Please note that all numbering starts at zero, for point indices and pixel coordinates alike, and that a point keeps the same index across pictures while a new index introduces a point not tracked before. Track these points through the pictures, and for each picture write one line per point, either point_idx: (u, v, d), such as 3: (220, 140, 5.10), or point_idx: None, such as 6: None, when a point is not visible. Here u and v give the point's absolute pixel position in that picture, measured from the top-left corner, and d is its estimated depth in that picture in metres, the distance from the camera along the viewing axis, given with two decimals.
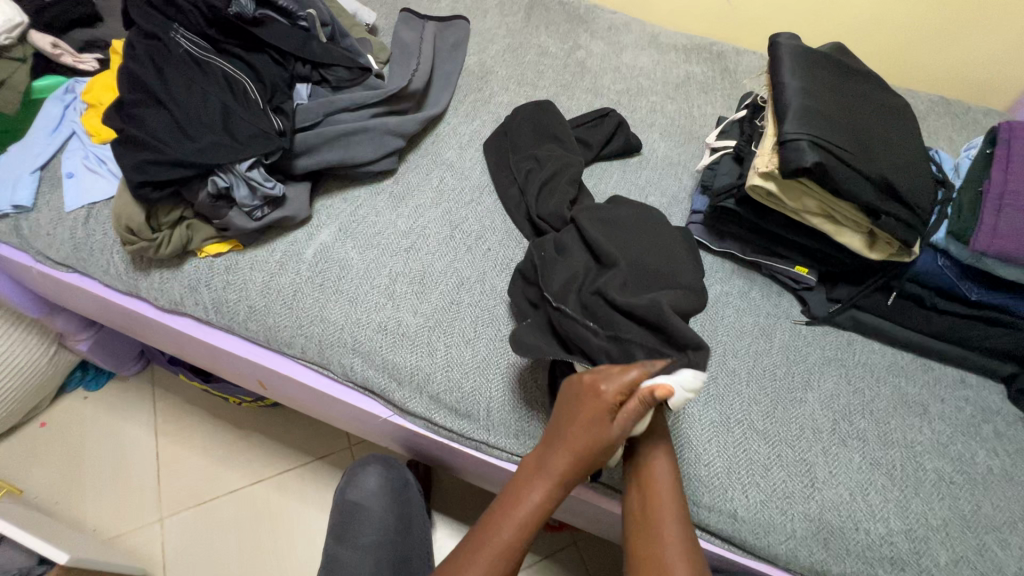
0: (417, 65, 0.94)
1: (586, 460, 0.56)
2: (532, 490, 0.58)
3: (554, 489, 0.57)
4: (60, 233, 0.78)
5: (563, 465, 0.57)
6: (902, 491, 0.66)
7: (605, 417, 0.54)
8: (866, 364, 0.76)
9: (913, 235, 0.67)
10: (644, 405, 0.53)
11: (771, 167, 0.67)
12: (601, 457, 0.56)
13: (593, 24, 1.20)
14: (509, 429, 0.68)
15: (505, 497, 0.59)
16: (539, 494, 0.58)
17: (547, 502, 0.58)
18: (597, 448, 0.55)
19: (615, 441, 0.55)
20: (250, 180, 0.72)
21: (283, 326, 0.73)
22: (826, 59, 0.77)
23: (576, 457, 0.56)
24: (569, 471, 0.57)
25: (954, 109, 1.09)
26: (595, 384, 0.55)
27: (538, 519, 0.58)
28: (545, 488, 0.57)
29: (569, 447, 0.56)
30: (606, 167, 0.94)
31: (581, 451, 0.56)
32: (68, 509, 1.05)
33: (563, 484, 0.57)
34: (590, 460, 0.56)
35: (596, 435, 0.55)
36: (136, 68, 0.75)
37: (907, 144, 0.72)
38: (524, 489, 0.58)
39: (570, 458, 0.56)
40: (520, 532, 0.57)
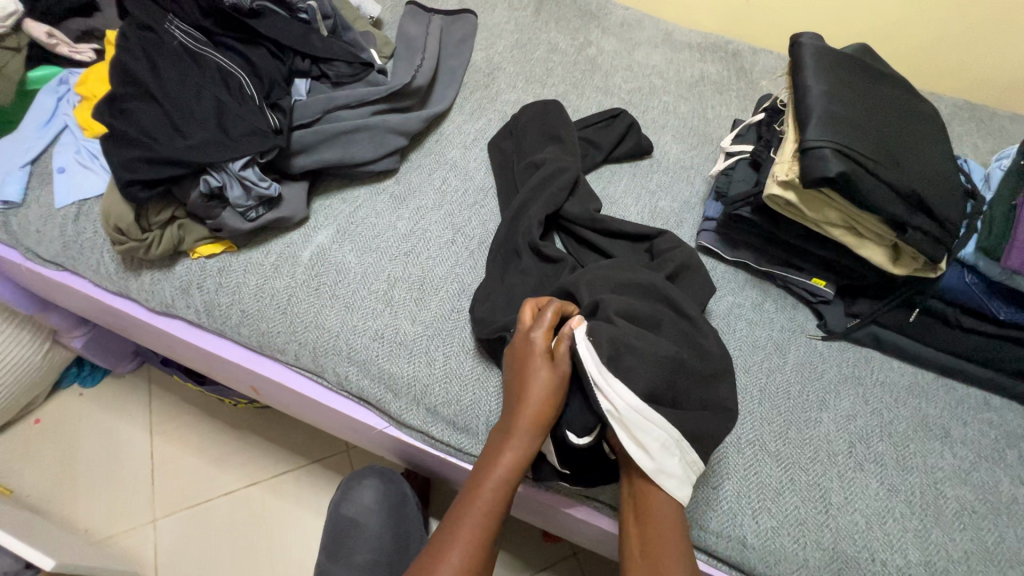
0: (422, 60, 0.91)
1: (542, 407, 0.56)
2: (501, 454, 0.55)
3: (520, 445, 0.55)
4: (50, 230, 0.75)
5: (525, 418, 0.56)
6: (921, 520, 0.62)
7: (545, 358, 0.57)
8: (884, 383, 0.72)
9: (940, 251, 0.63)
10: (571, 342, 0.58)
11: (791, 176, 0.63)
12: (557, 401, 0.57)
13: (606, 20, 1.16)
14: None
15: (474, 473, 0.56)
16: (509, 454, 0.55)
17: (517, 462, 0.55)
18: (551, 392, 0.56)
19: (559, 384, 0.57)
20: (244, 179, 0.69)
21: (277, 331, 0.71)
22: (850, 61, 0.73)
23: (533, 405, 0.56)
24: (532, 422, 0.55)
25: (979, 114, 1.05)
26: (528, 334, 0.59)
27: (512, 481, 0.55)
28: (512, 447, 0.55)
29: (525, 400, 0.56)
30: (615, 170, 0.91)
31: (536, 397, 0.56)
32: (59, 509, 1.03)
33: (530, 438, 0.55)
34: (547, 403, 0.56)
35: (536, 381, 0.56)
36: (129, 60, 0.72)
37: (936, 153, 0.68)
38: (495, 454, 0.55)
39: (526, 408, 0.56)
40: (494, 501, 0.54)
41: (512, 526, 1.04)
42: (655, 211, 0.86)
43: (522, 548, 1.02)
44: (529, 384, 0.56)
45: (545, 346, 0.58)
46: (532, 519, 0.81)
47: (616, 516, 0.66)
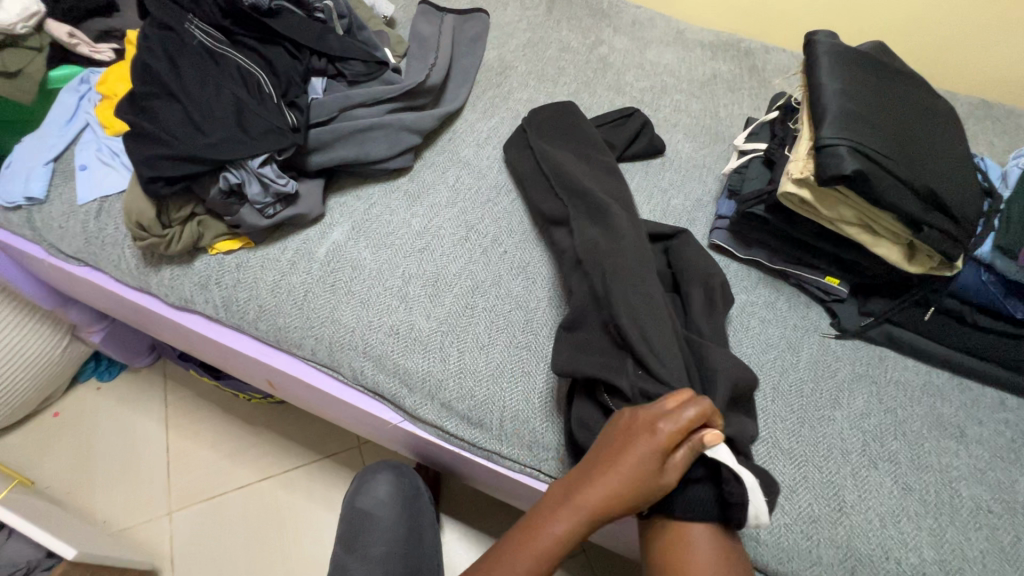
0: (436, 59, 0.92)
1: (624, 498, 0.51)
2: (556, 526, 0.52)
3: (585, 528, 0.52)
4: (72, 226, 0.77)
5: (601, 503, 0.51)
6: (936, 519, 0.62)
7: (658, 456, 0.51)
8: (899, 382, 0.72)
9: (957, 249, 0.63)
10: (690, 453, 0.52)
11: (806, 173, 0.64)
12: (642, 500, 0.51)
13: (617, 19, 1.16)
14: (520, 440, 0.66)
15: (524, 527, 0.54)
16: (568, 527, 0.52)
17: (571, 541, 0.52)
18: (639, 487, 0.51)
19: (654, 487, 0.51)
20: (262, 176, 0.70)
21: (294, 327, 0.72)
22: (866, 59, 0.72)
23: (617, 498, 0.51)
24: (607, 513, 0.51)
25: (995, 112, 1.04)
26: (654, 419, 0.52)
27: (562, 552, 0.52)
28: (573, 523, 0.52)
29: (610, 488, 0.51)
30: (628, 169, 0.91)
31: (625, 491, 0.51)
32: (78, 500, 1.05)
33: (594, 523, 0.52)
34: (630, 500, 0.51)
35: (636, 481, 0.51)
36: (150, 59, 0.73)
37: (952, 151, 0.68)
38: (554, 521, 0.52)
39: (608, 499, 0.51)
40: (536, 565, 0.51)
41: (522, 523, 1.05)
42: (668, 209, 0.86)
43: None
44: (619, 474, 0.51)
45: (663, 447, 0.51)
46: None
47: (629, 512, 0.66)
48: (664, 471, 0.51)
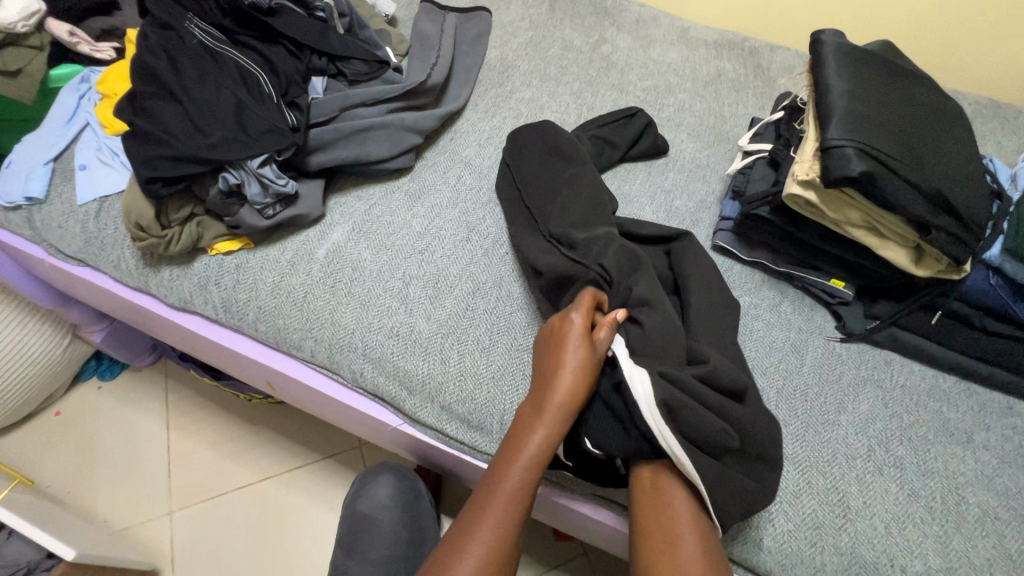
0: (437, 58, 0.91)
1: (574, 392, 0.56)
2: (527, 440, 0.55)
3: (552, 429, 0.55)
4: (72, 226, 0.77)
5: (558, 401, 0.56)
6: (942, 526, 0.61)
7: (586, 334, 0.58)
8: (905, 386, 0.71)
9: (965, 252, 0.62)
10: (610, 328, 0.59)
11: (812, 175, 0.63)
12: (589, 379, 0.57)
13: (620, 18, 1.15)
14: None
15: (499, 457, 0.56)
16: (539, 436, 0.55)
17: (546, 446, 0.55)
18: (581, 374, 0.57)
19: (591, 365, 0.57)
20: (262, 177, 0.70)
21: (294, 328, 0.71)
22: (873, 58, 0.71)
23: (566, 385, 0.56)
24: (564, 401, 0.56)
25: (1004, 112, 1.02)
26: (566, 315, 0.60)
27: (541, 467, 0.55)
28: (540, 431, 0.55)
29: (556, 382, 0.56)
30: (631, 169, 0.90)
31: (569, 377, 0.56)
32: (79, 499, 1.05)
33: (558, 422, 0.56)
34: (581, 381, 0.56)
35: (571, 365, 0.57)
36: (149, 58, 0.73)
37: (961, 152, 0.67)
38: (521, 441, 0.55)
39: (558, 388, 0.56)
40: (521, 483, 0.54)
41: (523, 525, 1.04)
42: (671, 210, 0.85)
43: (533, 547, 1.02)
44: (562, 368, 0.57)
45: (577, 324, 0.59)
46: (544, 518, 0.81)
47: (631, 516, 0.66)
48: (591, 342, 0.58)
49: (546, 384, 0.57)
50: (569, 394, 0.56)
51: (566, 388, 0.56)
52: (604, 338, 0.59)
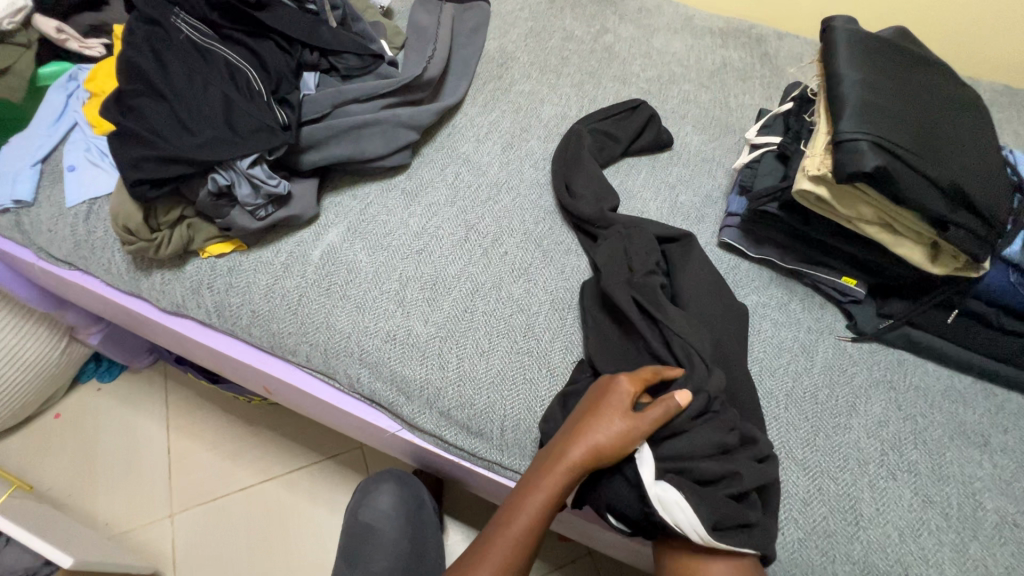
0: (434, 50, 0.88)
1: (604, 457, 0.53)
2: (526, 501, 0.53)
3: (553, 498, 0.53)
4: (61, 230, 0.75)
5: (567, 478, 0.53)
6: (958, 534, 0.59)
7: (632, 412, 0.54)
8: (919, 387, 0.69)
9: (984, 249, 0.59)
10: (664, 407, 0.54)
11: (823, 170, 0.60)
12: (617, 454, 0.53)
13: (623, 6, 1.12)
14: (520, 451, 0.63)
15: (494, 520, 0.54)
16: (551, 487, 0.53)
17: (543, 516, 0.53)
18: (619, 444, 0.53)
19: (631, 438, 0.53)
20: (253, 178, 0.68)
21: (288, 332, 0.70)
22: (888, 46, 0.68)
23: (587, 456, 0.53)
24: (577, 468, 0.53)
25: (1022, 100, 0.99)
26: (615, 377, 0.57)
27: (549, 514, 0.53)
28: (535, 507, 0.53)
29: (580, 444, 0.53)
30: (634, 164, 0.88)
31: (591, 452, 0.52)
32: (79, 503, 1.04)
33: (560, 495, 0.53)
34: (605, 454, 0.53)
35: (608, 436, 0.53)
36: (135, 55, 0.71)
37: (981, 145, 0.64)
38: (532, 484, 0.54)
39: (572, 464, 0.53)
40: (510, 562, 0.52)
41: None
42: (676, 206, 0.83)
43: (538, 547, 1.01)
44: (594, 432, 0.53)
45: (621, 397, 0.55)
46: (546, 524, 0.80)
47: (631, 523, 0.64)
48: (634, 419, 0.53)
49: (574, 439, 0.53)
50: (593, 459, 0.53)
51: (592, 452, 0.52)
52: (657, 411, 0.54)
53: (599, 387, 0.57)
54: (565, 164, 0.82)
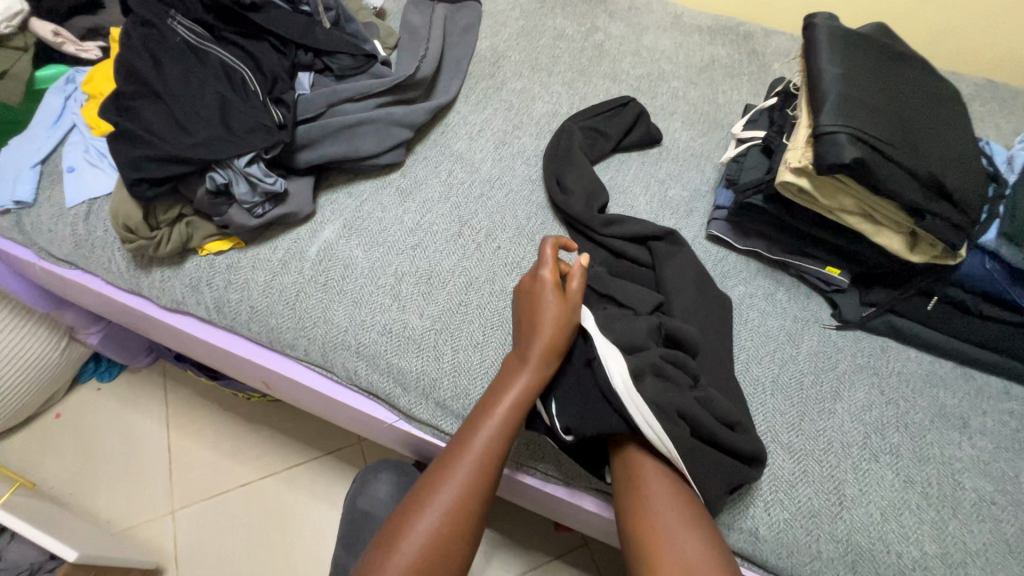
0: (426, 50, 0.90)
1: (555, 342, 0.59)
2: (498, 400, 0.58)
3: (521, 391, 0.58)
4: (61, 230, 0.76)
5: (521, 387, 0.58)
6: (937, 513, 0.61)
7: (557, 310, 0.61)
8: (901, 373, 0.71)
9: (960, 237, 0.61)
10: (580, 280, 0.62)
11: (804, 163, 0.62)
12: (563, 334, 0.60)
13: (613, 4, 1.13)
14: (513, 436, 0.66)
15: (455, 439, 0.57)
16: (518, 384, 0.58)
17: (516, 409, 0.57)
18: (562, 327, 0.60)
19: (568, 315, 0.60)
20: (249, 176, 0.69)
21: (286, 327, 0.71)
22: (868, 42, 0.70)
23: (544, 344, 0.59)
24: (539, 358, 0.59)
25: (1003, 93, 1.01)
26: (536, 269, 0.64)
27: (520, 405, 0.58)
28: (507, 403, 0.57)
29: (536, 336, 0.59)
30: (624, 159, 0.90)
31: (544, 338, 0.59)
32: (81, 500, 1.06)
33: (522, 404, 0.57)
34: (555, 336, 0.59)
35: (552, 320, 0.60)
36: (132, 57, 0.72)
37: (958, 136, 0.66)
38: (502, 384, 0.59)
39: (519, 373, 0.59)
40: (479, 475, 0.54)
41: (525, 516, 1.05)
42: (665, 200, 0.85)
43: (535, 538, 1.03)
44: (541, 320, 0.60)
45: (547, 281, 0.62)
46: (538, 510, 0.81)
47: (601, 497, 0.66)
48: (567, 299, 0.61)
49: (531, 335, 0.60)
50: (548, 344, 0.59)
51: (546, 340, 0.59)
52: (575, 286, 0.62)
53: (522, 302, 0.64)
54: (556, 160, 0.83)
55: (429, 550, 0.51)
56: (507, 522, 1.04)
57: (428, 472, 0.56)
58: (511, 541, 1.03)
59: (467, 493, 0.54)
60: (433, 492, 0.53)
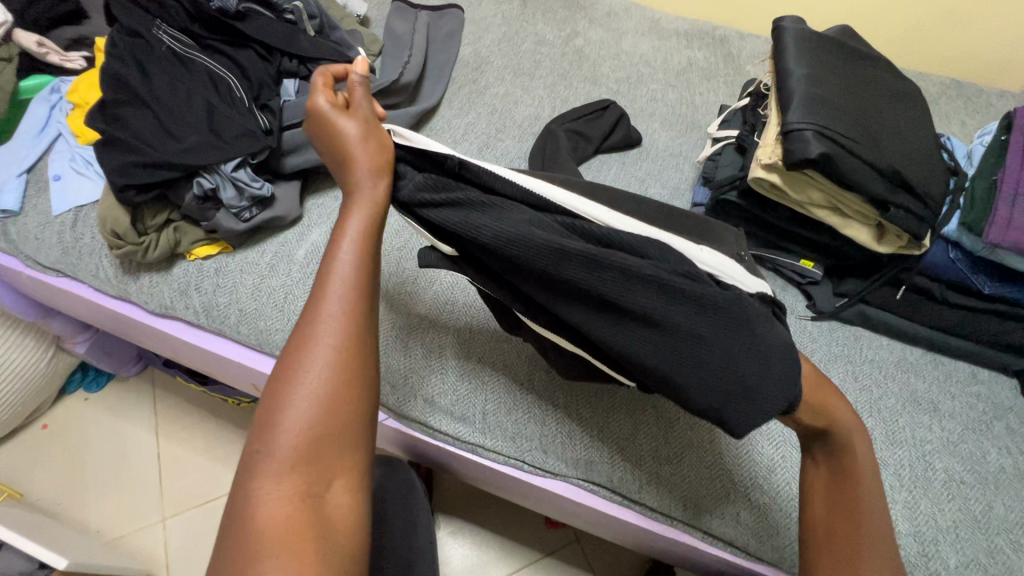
0: (410, 56, 0.92)
1: (375, 162, 0.52)
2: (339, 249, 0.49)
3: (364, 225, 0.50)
4: (48, 238, 0.77)
5: (358, 224, 0.50)
6: (909, 493, 0.63)
7: (362, 141, 0.52)
8: (873, 360, 0.74)
9: (922, 228, 0.64)
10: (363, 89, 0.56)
11: (774, 159, 0.64)
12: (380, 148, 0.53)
13: (592, 10, 1.16)
14: (497, 432, 0.67)
15: (301, 318, 0.48)
16: (355, 221, 0.50)
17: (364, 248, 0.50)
18: (372, 139, 0.53)
19: (373, 128, 0.54)
20: (236, 181, 0.70)
21: (275, 329, 0.72)
22: (834, 44, 0.73)
23: (366, 165, 0.51)
24: (372, 183, 0.51)
25: (966, 92, 1.05)
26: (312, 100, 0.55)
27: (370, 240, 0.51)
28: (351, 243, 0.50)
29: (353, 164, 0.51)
30: (606, 161, 0.92)
31: (366, 162, 0.51)
32: (71, 511, 1.05)
33: (365, 246, 0.50)
34: (373, 153, 0.52)
35: (365, 140, 0.53)
36: (118, 66, 0.73)
37: (919, 132, 0.69)
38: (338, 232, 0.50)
39: (345, 220, 0.50)
40: (341, 343, 0.47)
41: (517, 514, 1.06)
42: (645, 199, 0.87)
43: (527, 535, 1.04)
44: (347, 142, 0.52)
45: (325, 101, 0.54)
46: (479, 484, 0.83)
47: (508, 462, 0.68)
48: (358, 113, 0.54)
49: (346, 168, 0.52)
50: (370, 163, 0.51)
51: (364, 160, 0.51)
52: (363, 99, 0.55)
53: (324, 149, 0.55)
54: (538, 162, 0.85)
55: (307, 437, 0.44)
56: (499, 519, 1.06)
57: (280, 363, 0.47)
58: (503, 538, 1.04)
59: (335, 352, 0.46)
60: (301, 359, 0.46)
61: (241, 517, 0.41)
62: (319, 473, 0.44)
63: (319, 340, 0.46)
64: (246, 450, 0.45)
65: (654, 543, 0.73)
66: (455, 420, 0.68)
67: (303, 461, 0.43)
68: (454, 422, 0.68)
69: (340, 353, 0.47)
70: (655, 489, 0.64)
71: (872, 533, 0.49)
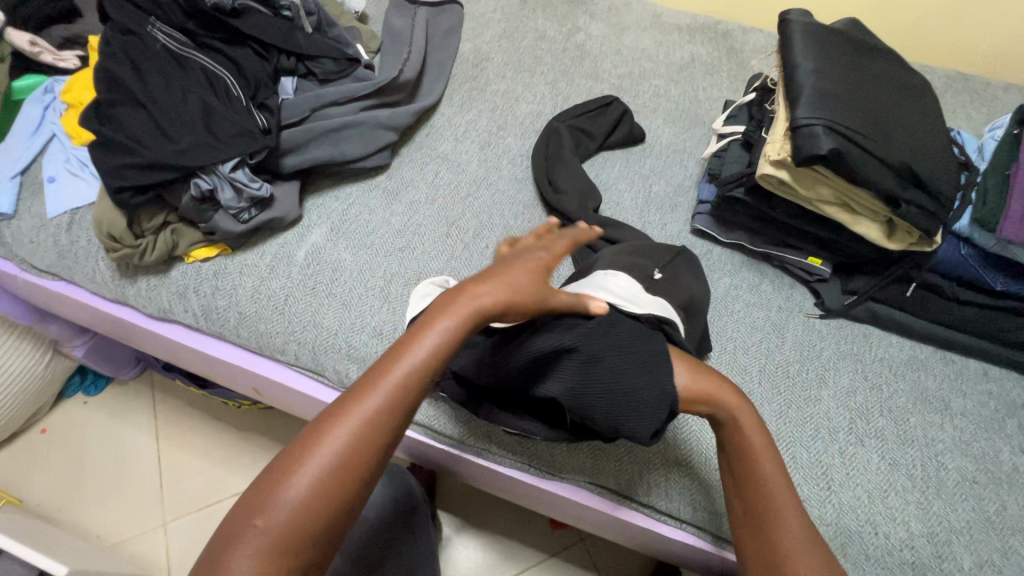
0: (409, 53, 0.91)
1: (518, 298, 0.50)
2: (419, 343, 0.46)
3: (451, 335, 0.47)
4: (43, 241, 0.75)
5: (445, 330, 0.47)
6: (922, 493, 0.63)
7: (534, 272, 0.52)
8: (883, 359, 0.72)
9: (935, 224, 0.63)
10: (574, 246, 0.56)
11: (783, 155, 0.63)
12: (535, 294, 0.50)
13: (593, 5, 1.15)
14: (492, 438, 0.66)
15: (344, 395, 0.45)
16: (444, 326, 0.47)
17: (440, 355, 0.46)
18: (532, 286, 0.51)
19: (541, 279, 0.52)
20: (234, 181, 0.69)
21: (276, 333, 0.71)
22: (842, 37, 0.72)
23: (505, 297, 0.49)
24: (489, 304, 0.48)
25: (972, 85, 1.04)
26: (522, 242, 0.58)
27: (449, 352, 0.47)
28: (431, 347, 0.46)
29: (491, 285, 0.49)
30: (609, 158, 0.91)
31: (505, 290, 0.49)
32: (71, 516, 1.04)
33: (440, 356, 0.46)
34: (516, 290, 0.50)
35: (523, 281, 0.51)
36: (112, 65, 0.72)
37: (929, 126, 0.68)
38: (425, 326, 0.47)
39: (441, 323, 0.47)
40: (362, 441, 0.43)
41: (522, 515, 1.05)
42: (650, 196, 0.86)
43: (532, 535, 1.04)
44: (506, 275, 0.51)
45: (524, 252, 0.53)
46: (486, 488, 0.82)
47: (515, 465, 0.67)
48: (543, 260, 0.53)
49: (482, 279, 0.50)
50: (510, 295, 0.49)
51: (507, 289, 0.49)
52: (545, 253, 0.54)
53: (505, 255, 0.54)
54: (541, 160, 0.84)
55: (294, 524, 0.41)
56: (504, 520, 1.05)
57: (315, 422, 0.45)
58: (509, 539, 1.03)
59: (359, 447, 0.43)
60: (322, 438, 0.43)
61: (210, 574, 0.41)
62: (287, 563, 0.41)
63: (350, 426, 0.43)
64: (239, 502, 0.43)
65: (663, 546, 0.72)
66: (462, 424, 0.67)
67: (281, 552, 0.41)
68: (462, 427, 0.67)
69: (361, 452, 0.43)
70: (664, 492, 0.64)
71: (778, 515, 0.52)
